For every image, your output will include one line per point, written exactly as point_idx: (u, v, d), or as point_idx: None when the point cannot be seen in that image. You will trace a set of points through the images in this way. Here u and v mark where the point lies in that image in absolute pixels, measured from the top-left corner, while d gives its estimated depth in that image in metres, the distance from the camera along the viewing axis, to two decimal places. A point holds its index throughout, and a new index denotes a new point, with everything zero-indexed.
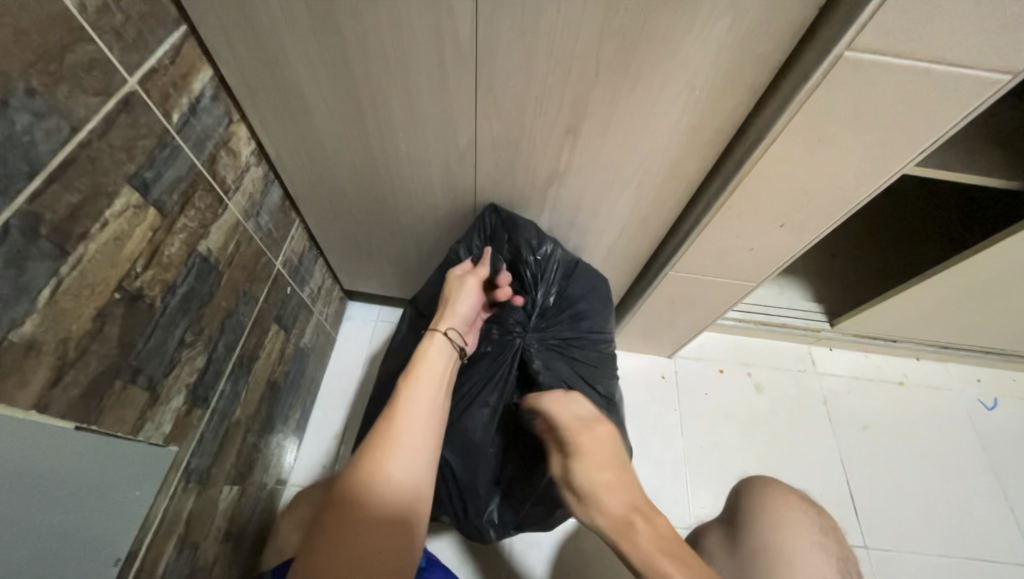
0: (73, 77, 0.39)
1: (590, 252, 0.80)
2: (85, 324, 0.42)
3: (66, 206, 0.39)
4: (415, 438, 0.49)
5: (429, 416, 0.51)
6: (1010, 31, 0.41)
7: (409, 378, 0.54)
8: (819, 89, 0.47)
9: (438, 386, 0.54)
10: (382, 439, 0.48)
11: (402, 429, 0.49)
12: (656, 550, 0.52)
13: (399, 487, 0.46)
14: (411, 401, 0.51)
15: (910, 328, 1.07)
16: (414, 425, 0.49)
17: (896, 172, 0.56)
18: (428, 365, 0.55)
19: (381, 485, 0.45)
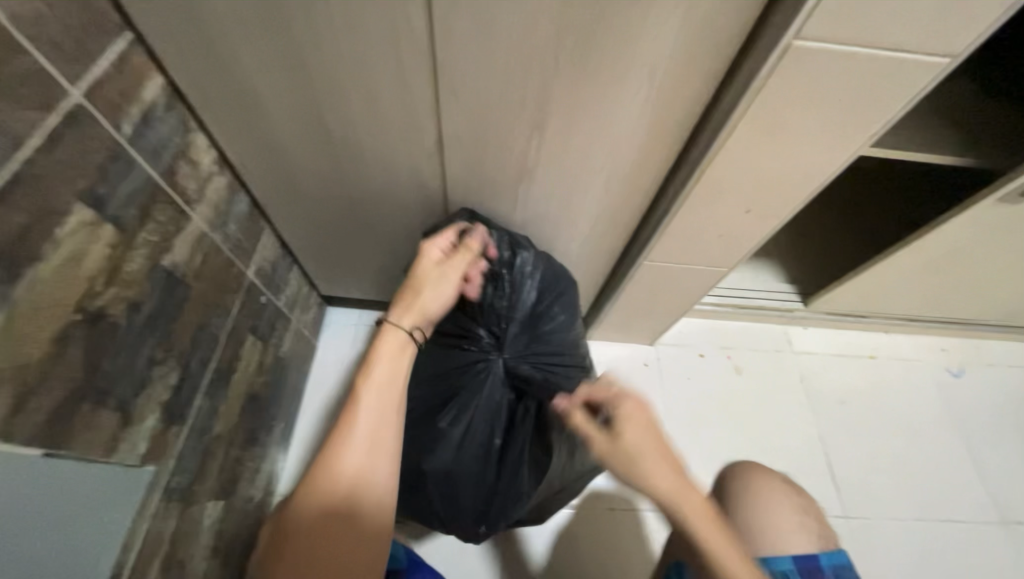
0: (11, 92, 0.38)
1: (566, 246, 0.80)
2: (44, 348, 0.41)
3: (14, 228, 0.38)
4: (370, 440, 0.48)
5: (383, 412, 0.49)
6: (947, 15, 0.42)
7: (360, 374, 0.51)
8: (773, 77, 0.48)
9: (391, 378, 0.51)
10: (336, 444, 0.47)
11: (354, 433, 0.47)
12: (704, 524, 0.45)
13: (358, 489, 0.46)
14: (363, 400, 0.49)
15: (879, 304, 1.11)
16: (368, 424, 0.48)
17: (852, 155, 0.58)
18: (381, 356, 0.52)
19: (338, 490, 0.45)
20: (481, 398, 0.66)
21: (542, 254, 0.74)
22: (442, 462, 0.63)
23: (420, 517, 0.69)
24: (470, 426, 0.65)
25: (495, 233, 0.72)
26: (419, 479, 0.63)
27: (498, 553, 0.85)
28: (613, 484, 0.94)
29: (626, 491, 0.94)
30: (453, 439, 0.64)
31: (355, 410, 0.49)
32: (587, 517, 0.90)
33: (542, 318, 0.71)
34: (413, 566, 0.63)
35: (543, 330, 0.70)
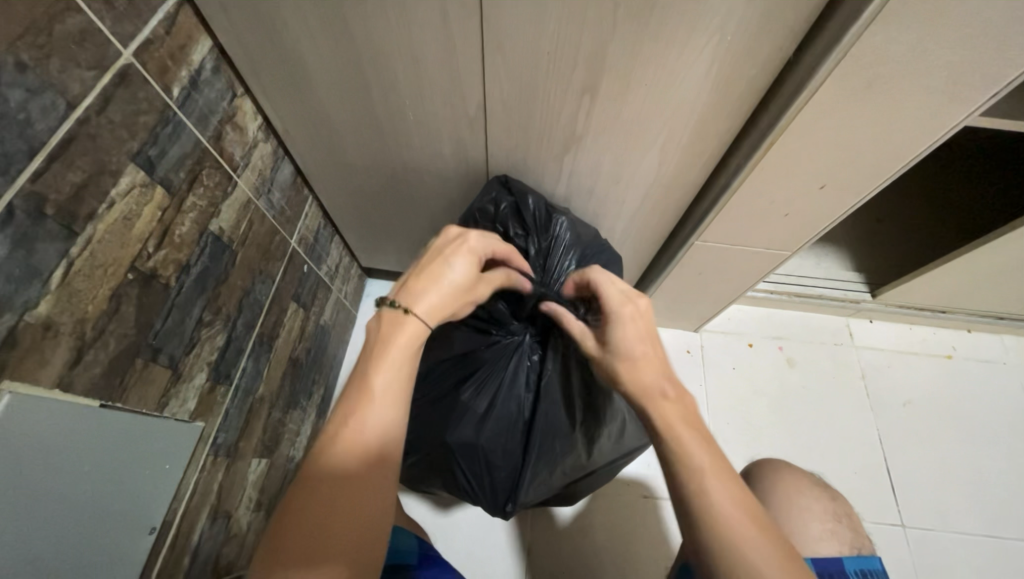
0: (64, 50, 0.38)
1: (610, 223, 0.76)
2: (100, 304, 0.43)
3: (69, 186, 0.39)
4: (381, 442, 0.41)
5: (394, 411, 0.43)
6: None
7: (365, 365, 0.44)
8: (872, 26, 0.41)
9: (409, 370, 0.45)
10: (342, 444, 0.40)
11: (368, 437, 0.41)
12: (684, 426, 0.43)
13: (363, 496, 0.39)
14: (374, 395, 0.42)
15: (963, 299, 0.99)
16: (380, 421, 0.42)
17: (960, 122, 0.49)
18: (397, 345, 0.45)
19: (343, 492, 0.39)
20: (506, 373, 0.66)
21: (576, 222, 0.72)
22: (463, 436, 0.62)
23: (447, 490, 0.69)
24: (495, 398, 0.65)
25: (532, 198, 0.69)
26: (442, 450, 0.63)
27: (520, 533, 0.85)
28: (645, 473, 0.91)
29: (659, 480, 0.90)
30: (477, 411, 0.63)
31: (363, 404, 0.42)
32: (616, 503, 0.88)
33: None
34: (425, 563, 0.57)
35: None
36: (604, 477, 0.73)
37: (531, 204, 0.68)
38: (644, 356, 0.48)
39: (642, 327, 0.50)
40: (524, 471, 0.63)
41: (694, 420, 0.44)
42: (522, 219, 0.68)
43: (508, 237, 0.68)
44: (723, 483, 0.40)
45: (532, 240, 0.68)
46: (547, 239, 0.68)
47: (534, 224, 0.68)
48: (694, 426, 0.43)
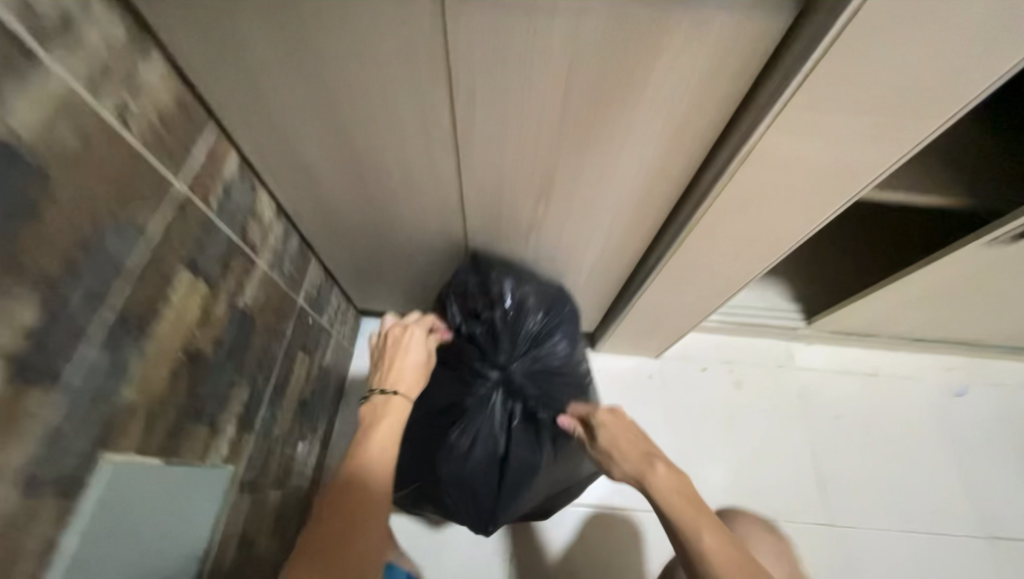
0: (142, 196, 0.50)
1: (573, 277, 0.90)
2: (164, 382, 0.54)
3: (145, 297, 0.51)
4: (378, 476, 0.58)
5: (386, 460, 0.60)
6: (896, 110, 0.50)
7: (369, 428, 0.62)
8: (751, 155, 0.57)
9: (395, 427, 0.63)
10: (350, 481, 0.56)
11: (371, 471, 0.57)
12: (685, 505, 0.56)
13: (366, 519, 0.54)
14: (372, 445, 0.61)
15: (885, 323, 1.15)
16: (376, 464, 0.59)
17: (835, 207, 0.66)
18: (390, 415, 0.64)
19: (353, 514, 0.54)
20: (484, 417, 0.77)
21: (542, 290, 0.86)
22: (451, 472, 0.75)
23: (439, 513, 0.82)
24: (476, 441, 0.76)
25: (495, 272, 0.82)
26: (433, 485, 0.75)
27: (502, 546, 0.98)
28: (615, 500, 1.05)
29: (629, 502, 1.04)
30: (461, 452, 0.75)
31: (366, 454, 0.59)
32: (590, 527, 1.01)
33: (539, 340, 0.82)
34: None
35: (540, 352, 0.82)
36: (571, 496, 0.86)
37: (502, 284, 0.81)
38: (626, 445, 0.66)
39: (621, 424, 0.70)
40: (500, 497, 0.76)
41: (686, 493, 0.58)
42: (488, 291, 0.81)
43: (480, 305, 0.82)
44: (716, 535, 0.53)
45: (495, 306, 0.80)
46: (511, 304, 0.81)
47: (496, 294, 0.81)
48: (690, 502, 0.57)
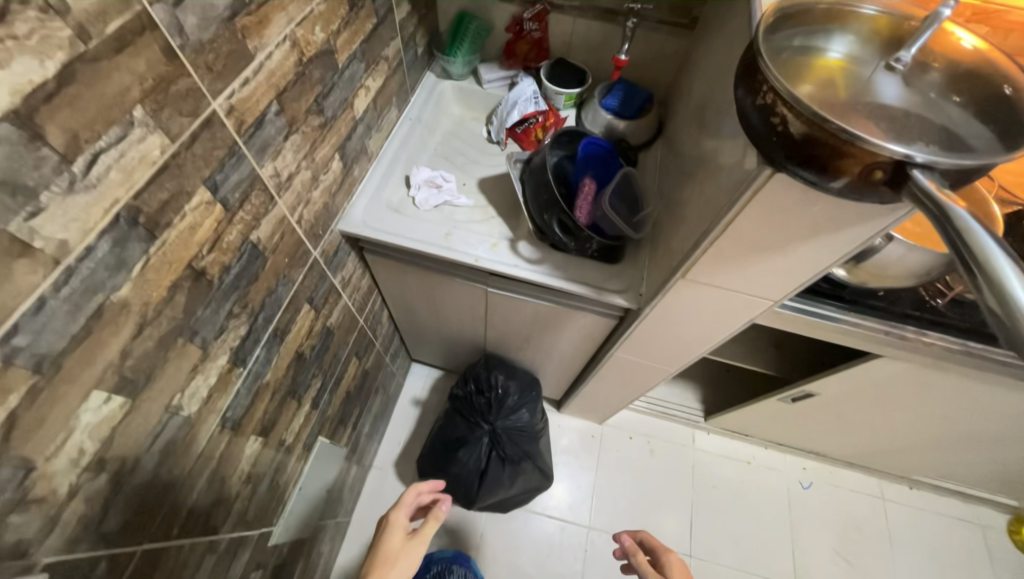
0: (297, 262, 0.83)
1: (560, 338, 1.20)
2: (281, 373, 0.87)
3: (285, 321, 0.84)
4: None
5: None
6: (781, 279, 0.67)
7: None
8: (676, 285, 0.77)
9: None
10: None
11: None
12: None
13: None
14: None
15: (827, 412, 1.37)
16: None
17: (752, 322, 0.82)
18: None
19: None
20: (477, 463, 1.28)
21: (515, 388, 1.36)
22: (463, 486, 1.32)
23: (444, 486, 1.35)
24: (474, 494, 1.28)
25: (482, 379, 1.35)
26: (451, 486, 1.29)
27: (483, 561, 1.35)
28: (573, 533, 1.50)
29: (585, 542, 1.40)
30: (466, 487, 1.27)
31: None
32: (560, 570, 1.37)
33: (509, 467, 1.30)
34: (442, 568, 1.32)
35: (511, 418, 1.34)
36: (524, 487, 1.37)
37: (496, 378, 1.35)
38: None
39: None
40: (480, 494, 1.31)
41: None
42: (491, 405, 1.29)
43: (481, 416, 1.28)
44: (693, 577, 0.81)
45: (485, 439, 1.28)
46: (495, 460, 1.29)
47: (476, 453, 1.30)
48: None
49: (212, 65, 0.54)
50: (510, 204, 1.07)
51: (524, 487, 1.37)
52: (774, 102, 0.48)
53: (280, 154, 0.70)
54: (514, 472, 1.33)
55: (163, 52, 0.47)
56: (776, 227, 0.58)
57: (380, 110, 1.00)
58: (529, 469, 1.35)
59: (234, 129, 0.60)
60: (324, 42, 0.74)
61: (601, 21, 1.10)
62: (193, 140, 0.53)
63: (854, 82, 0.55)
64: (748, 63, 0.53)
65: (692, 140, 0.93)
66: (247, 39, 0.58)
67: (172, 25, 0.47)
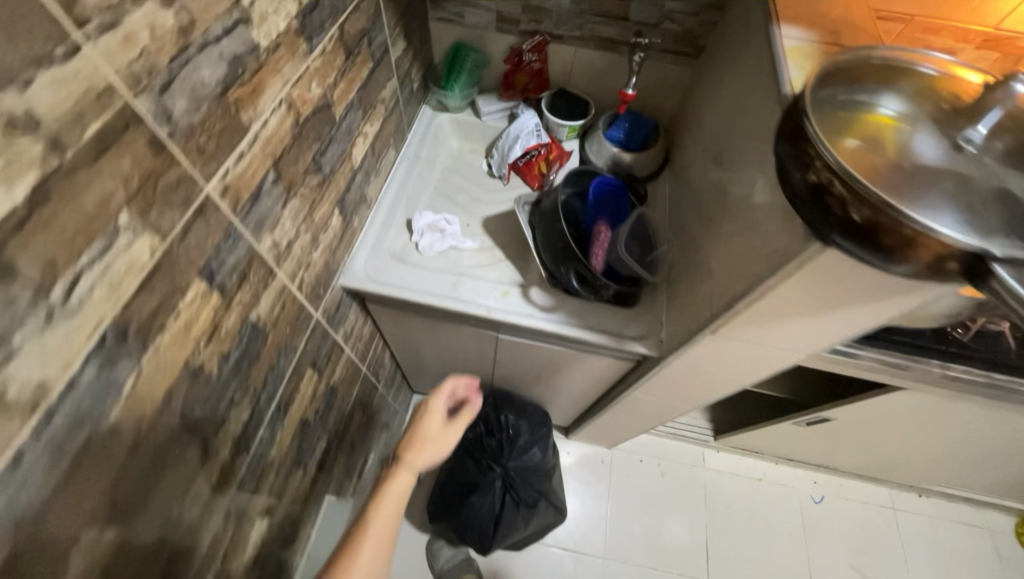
0: (299, 329, 0.77)
1: (573, 377, 1.16)
2: (286, 446, 0.82)
3: (288, 393, 0.78)
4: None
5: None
6: (817, 339, 0.64)
7: (362, 528, 0.62)
8: (702, 341, 0.74)
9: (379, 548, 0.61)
10: (348, 561, 0.58)
11: None
12: None
13: (371, 564, 0.59)
14: (375, 527, 0.63)
15: (841, 434, 1.36)
16: (387, 538, 0.63)
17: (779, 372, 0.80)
18: (375, 526, 0.63)
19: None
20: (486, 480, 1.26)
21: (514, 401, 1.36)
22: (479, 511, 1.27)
23: (458, 532, 1.30)
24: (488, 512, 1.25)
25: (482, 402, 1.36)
26: (466, 520, 1.27)
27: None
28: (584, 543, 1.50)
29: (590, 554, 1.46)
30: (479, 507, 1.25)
31: (359, 549, 0.60)
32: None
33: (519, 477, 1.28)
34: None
35: (523, 457, 1.30)
36: (540, 525, 1.33)
37: (507, 418, 1.31)
38: None
39: None
40: (496, 537, 1.26)
41: None
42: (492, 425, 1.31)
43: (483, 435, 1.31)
44: None
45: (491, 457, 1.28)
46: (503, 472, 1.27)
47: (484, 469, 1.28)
48: None
49: (203, 147, 0.48)
50: (518, 245, 1.02)
51: (540, 525, 1.33)
52: (829, 180, 0.44)
53: (278, 223, 0.64)
54: (528, 509, 1.28)
55: (149, 146, 0.42)
56: (820, 295, 0.55)
57: (378, 155, 0.94)
58: (544, 506, 1.32)
59: (229, 209, 0.54)
60: (321, 97, 0.68)
61: (602, 51, 1.05)
62: (185, 232, 0.48)
63: (887, 152, 0.51)
64: (791, 131, 0.50)
65: (703, 177, 0.89)
66: (240, 111, 0.52)
67: (157, 114, 0.42)
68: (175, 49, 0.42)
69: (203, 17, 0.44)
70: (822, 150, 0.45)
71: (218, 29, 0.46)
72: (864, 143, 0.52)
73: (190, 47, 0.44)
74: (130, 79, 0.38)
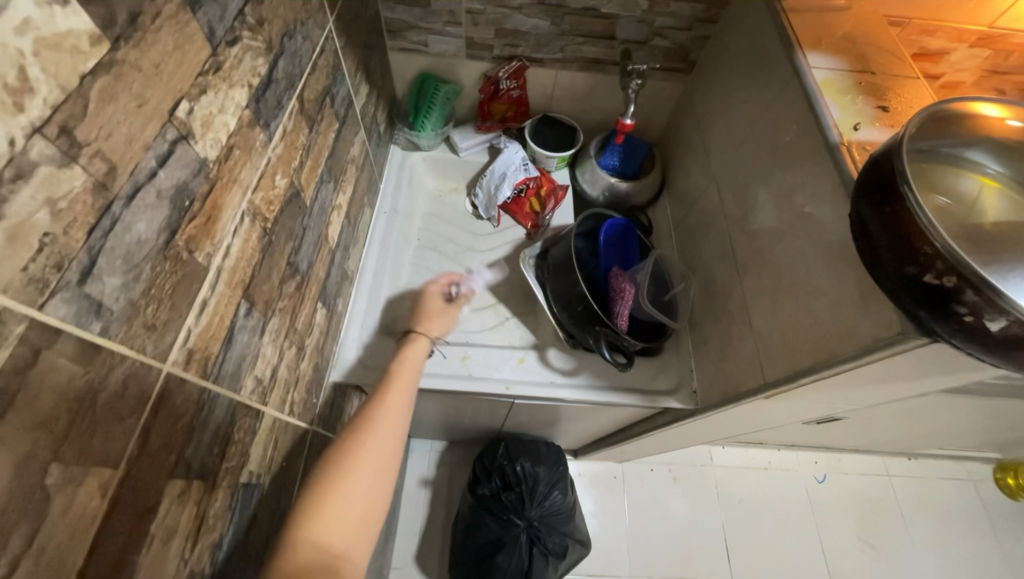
0: (298, 455, 0.65)
1: (593, 421, 1.08)
2: None
3: None
4: (364, 528, 0.46)
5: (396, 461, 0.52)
6: (880, 398, 0.59)
7: (376, 404, 0.56)
8: (748, 405, 0.67)
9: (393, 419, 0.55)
10: (366, 422, 0.54)
11: (319, 534, 0.43)
12: None
13: (392, 428, 0.54)
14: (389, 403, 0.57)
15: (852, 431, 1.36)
16: (403, 418, 0.57)
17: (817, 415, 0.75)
18: (379, 418, 0.54)
19: (311, 578, 0.40)
20: (509, 534, 1.19)
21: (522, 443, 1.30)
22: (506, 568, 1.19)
23: None
24: (517, 567, 1.17)
25: (490, 452, 1.29)
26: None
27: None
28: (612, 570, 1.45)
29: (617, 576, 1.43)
30: (506, 565, 1.17)
31: (374, 420, 0.54)
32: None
33: (542, 523, 1.22)
34: None
35: (545, 504, 1.23)
36: (570, 566, 1.27)
37: (523, 467, 1.23)
38: None
39: None
40: None
41: None
42: (505, 475, 1.24)
43: (497, 487, 1.24)
44: None
45: (510, 509, 1.21)
46: (525, 520, 1.21)
47: (503, 523, 1.20)
48: None
49: (153, 321, 0.35)
50: (522, 297, 0.93)
51: (571, 566, 1.27)
52: (957, 285, 0.36)
53: (259, 356, 0.52)
54: (557, 555, 1.22)
55: (78, 361, 0.29)
56: (901, 375, 0.49)
57: (354, 221, 0.81)
58: (573, 548, 1.25)
59: (198, 377, 0.41)
60: (288, 188, 0.55)
61: (587, 72, 0.95)
62: (146, 438, 0.35)
63: (973, 223, 0.45)
64: (888, 212, 0.41)
65: (716, 208, 0.81)
66: (196, 252, 0.39)
67: (82, 313, 0.29)
68: (93, 216, 0.29)
69: (128, 156, 0.31)
70: (945, 247, 0.37)
71: (151, 161, 0.33)
72: (947, 211, 0.45)
73: (115, 202, 0.31)
74: (29, 288, 0.26)
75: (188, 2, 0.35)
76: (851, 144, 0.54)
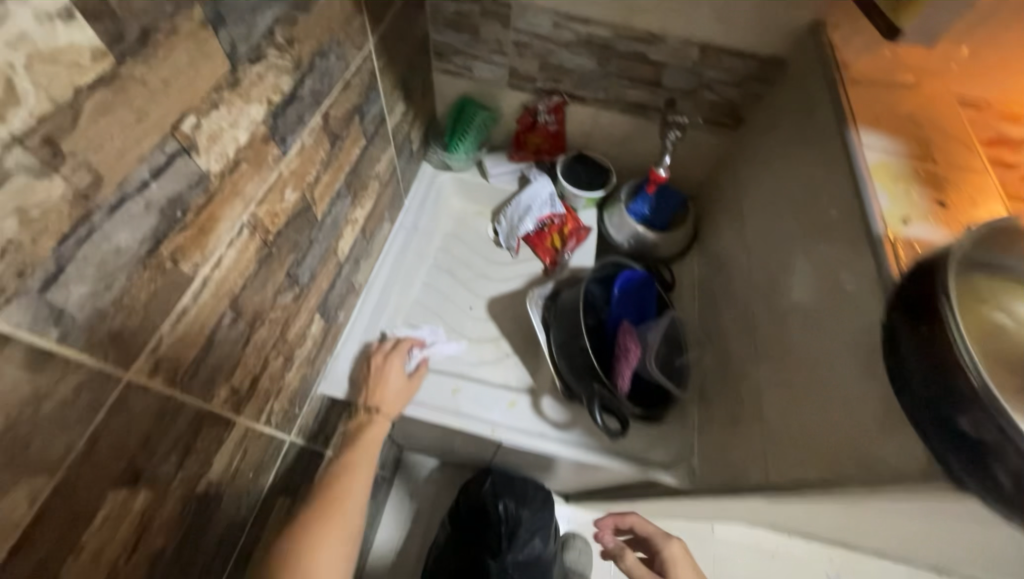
0: (269, 465, 0.64)
1: (586, 475, 1.02)
2: None
3: (255, 541, 0.64)
4: None
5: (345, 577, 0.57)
6: (902, 525, 0.52)
7: (340, 481, 0.63)
8: (749, 500, 0.61)
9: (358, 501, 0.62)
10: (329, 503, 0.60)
11: None
12: None
13: (357, 505, 0.62)
14: (332, 537, 0.58)
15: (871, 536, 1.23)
16: (356, 526, 0.60)
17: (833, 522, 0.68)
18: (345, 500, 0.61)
19: None
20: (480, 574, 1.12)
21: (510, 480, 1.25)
22: None
23: None
24: None
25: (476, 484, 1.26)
26: None
27: None
28: None
29: None
30: None
31: (345, 496, 0.62)
32: None
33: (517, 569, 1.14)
34: None
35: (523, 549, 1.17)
36: None
37: (506, 507, 1.19)
38: None
39: None
40: None
41: None
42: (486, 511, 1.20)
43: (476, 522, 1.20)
44: None
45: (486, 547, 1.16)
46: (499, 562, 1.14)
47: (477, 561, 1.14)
48: None
49: (120, 330, 0.35)
50: (528, 335, 0.90)
51: None
52: (997, 440, 0.32)
53: (239, 366, 0.51)
54: None
55: (27, 366, 0.29)
56: (929, 513, 0.42)
57: (370, 235, 0.81)
58: None
59: (164, 386, 0.41)
60: (298, 202, 0.55)
61: (629, 115, 0.93)
62: (94, 444, 0.35)
63: None
64: (923, 334, 0.36)
65: (744, 277, 0.76)
66: (181, 262, 0.39)
67: (39, 319, 0.29)
68: (67, 225, 0.29)
69: (117, 168, 0.31)
70: (988, 395, 0.32)
71: (144, 173, 0.33)
72: (1003, 336, 0.35)
73: (95, 213, 0.31)
74: None
75: (211, 21, 0.36)
76: (897, 240, 0.48)
